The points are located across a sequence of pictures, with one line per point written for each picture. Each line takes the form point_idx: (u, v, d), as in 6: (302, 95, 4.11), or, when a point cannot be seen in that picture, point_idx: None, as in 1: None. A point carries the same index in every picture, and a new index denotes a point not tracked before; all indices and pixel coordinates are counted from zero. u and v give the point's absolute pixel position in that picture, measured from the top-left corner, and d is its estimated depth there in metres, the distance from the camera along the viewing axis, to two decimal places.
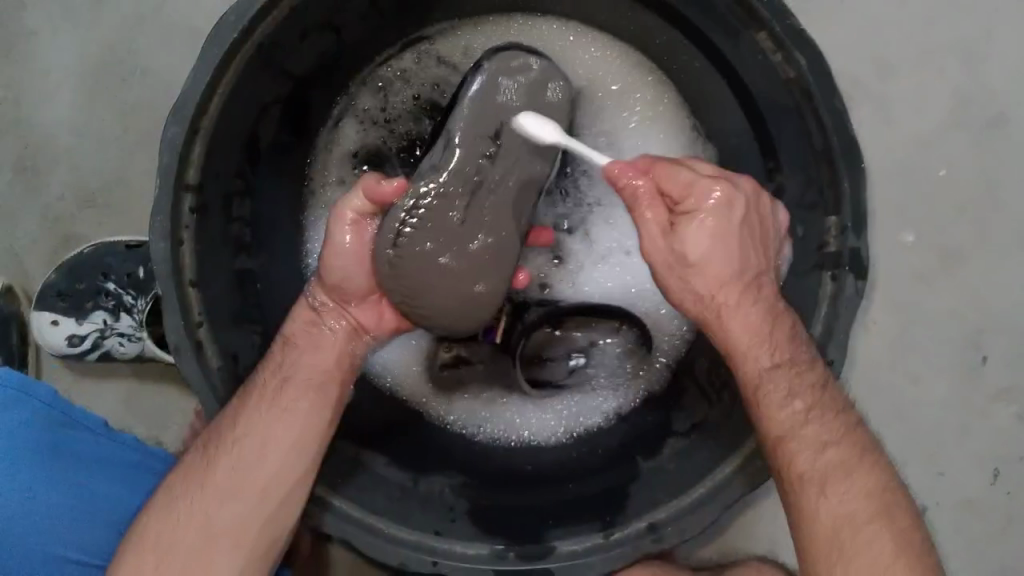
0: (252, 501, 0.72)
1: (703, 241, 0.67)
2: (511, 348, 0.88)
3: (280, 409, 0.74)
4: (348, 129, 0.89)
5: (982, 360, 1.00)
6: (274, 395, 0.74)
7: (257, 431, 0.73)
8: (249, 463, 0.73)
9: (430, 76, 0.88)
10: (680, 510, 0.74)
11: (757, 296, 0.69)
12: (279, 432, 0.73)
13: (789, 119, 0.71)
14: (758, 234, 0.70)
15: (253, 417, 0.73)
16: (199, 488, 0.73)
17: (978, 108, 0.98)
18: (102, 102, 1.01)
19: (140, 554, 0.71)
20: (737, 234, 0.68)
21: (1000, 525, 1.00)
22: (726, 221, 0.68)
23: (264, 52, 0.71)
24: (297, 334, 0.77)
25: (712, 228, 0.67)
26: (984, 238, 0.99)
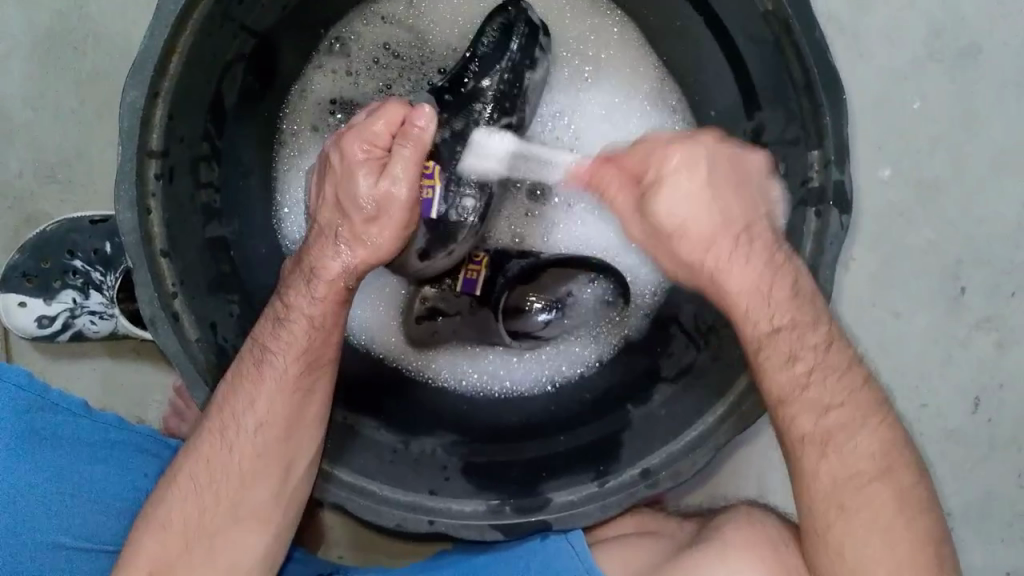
0: (274, 483, 0.72)
1: (687, 203, 0.65)
2: (492, 300, 0.84)
3: (295, 389, 0.71)
4: (320, 80, 0.86)
5: (961, 291, 1.01)
6: (295, 379, 0.71)
7: (279, 415, 0.71)
8: (267, 449, 0.72)
9: (379, 37, 0.86)
10: (672, 456, 0.74)
11: (755, 242, 0.67)
12: (299, 413, 0.72)
13: (768, 54, 0.70)
14: (741, 185, 0.68)
15: (275, 400, 0.71)
16: (221, 474, 0.72)
17: (950, 38, 0.98)
18: (56, 71, 0.97)
19: (166, 538, 0.71)
20: (710, 170, 0.66)
21: (982, 451, 1.02)
22: (716, 175, 0.66)
23: (222, 8, 0.68)
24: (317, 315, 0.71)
25: (695, 192, 0.65)
26: (959, 169, 0.99)
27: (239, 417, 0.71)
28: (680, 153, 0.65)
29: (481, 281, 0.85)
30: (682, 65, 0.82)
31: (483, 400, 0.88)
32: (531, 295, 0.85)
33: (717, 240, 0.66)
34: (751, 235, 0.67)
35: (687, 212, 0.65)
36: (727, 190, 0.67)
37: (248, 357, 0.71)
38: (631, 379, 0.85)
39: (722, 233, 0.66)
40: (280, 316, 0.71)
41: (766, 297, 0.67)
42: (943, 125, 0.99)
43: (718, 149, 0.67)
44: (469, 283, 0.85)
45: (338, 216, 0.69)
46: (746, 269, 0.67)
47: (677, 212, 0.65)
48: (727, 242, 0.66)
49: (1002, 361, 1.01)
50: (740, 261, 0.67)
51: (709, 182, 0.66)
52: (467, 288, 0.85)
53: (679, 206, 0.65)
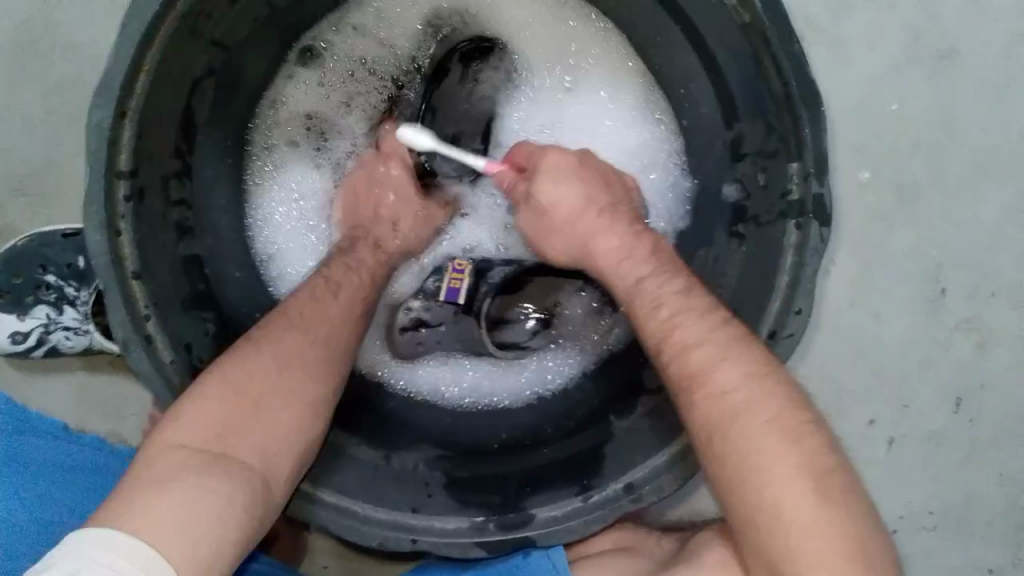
0: (312, 405, 0.70)
1: (563, 191, 0.77)
2: (474, 308, 0.84)
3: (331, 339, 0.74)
4: (295, 92, 0.86)
5: (942, 293, 1.01)
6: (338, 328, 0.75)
7: (319, 343, 0.73)
8: (310, 368, 0.71)
9: (349, 48, 0.86)
10: (654, 471, 0.73)
11: (626, 225, 0.76)
12: (334, 346, 0.74)
13: (744, 65, 0.69)
14: (606, 182, 0.79)
15: (316, 330, 0.73)
16: (257, 410, 0.66)
17: (928, 41, 0.98)
18: (25, 81, 0.95)
19: (205, 444, 0.62)
20: (580, 168, 0.78)
21: (963, 452, 1.02)
22: (579, 173, 0.78)
23: (189, 25, 0.66)
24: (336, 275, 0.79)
25: (571, 178, 0.77)
26: (939, 172, 0.99)
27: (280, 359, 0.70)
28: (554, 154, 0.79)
29: (464, 290, 0.83)
30: (660, 74, 0.82)
31: (468, 414, 0.87)
32: (517, 304, 0.86)
33: (587, 228, 0.77)
34: (617, 212, 0.77)
35: (569, 199, 0.77)
36: (586, 181, 0.78)
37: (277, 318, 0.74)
38: (615, 389, 0.84)
39: (591, 211, 0.77)
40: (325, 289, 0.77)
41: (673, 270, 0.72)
42: (923, 128, 0.99)
43: (591, 159, 0.80)
44: (453, 293, 0.84)
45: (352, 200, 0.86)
46: (612, 237, 0.76)
47: (561, 199, 0.77)
48: (596, 217, 0.77)
49: (983, 363, 1.01)
50: (613, 232, 0.76)
51: (575, 178, 0.78)
52: (451, 297, 0.84)
53: (557, 198, 0.77)
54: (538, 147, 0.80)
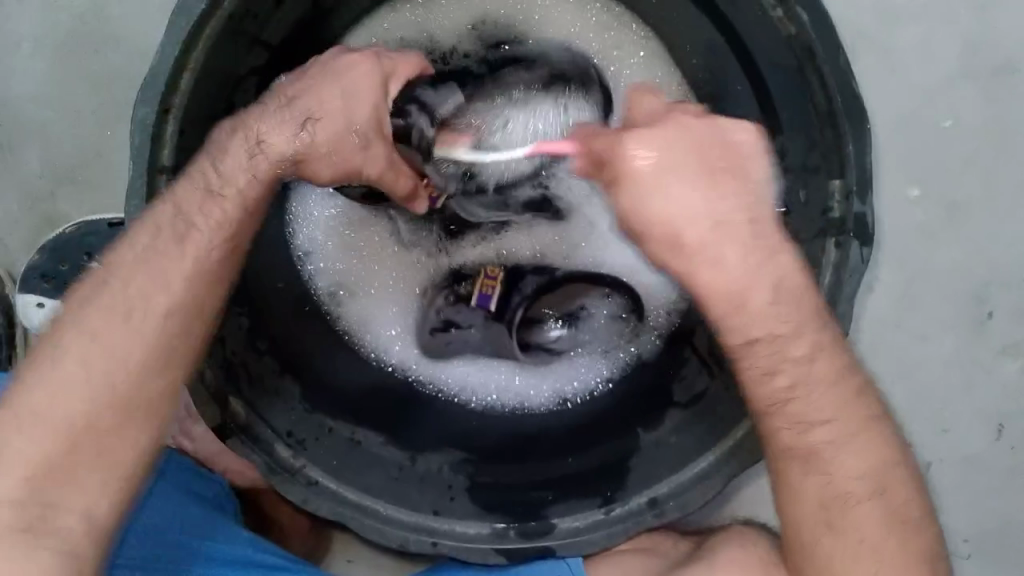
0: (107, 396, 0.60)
1: (673, 201, 0.60)
2: (504, 316, 0.84)
3: (157, 260, 0.63)
4: None
5: (988, 315, 0.98)
6: (190, 250, 0.64)
7: (140, 304, 0.62)
8: (113, 355, 0.61)
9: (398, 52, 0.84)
10: (681, 485, 0.73)
11: (738, 231, 0.61)
12: (122, 323, 0.62)
13: (789, 78, 0.68)
14: (726, 169, 0.61)
15: (151, 280, 0.63)
16: (103, 412, 0.60)
17: (984, 56, 0.95)
18: (77, 73, 0.97)
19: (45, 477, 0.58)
20: (693, 151, 0.61)
21: (1004, 479, 0.99)
22: (693, 168, 0.60)
23: (234, 24, 0.67)
24: (198, 211, 0.64)
25: (683, 181, 0.60)
26: (990, 191, 0.96)
27: (141, 315, 0.62)
28: (614, 139, 0.61)
29: (495, 296, 0.84)
30: (703, 84, 0.80)
31: (494, 416, 0.86)
32: (545, 309, 0.85)
33: (683, 235, 0.61)
34: (739, 227, 0.61)
35: (670, 207, 0.60)
36: (690, 164, 0.60)
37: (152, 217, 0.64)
38: (644, 400, 0.83)
39: (703, 219, 0.60)
40: (179, 229, 0.64)
41: (746, 294, 0.62)
42: (975, 145, 0.96)
43: (698, 131, 0.61)
44: (484, 297, 0.84)
45: (333, 135, 0.64)
46: (733, 261, 0.61)
47: (674, 203, 0.60)
48: (708, 231, 0.61)
49: None
50: (729, 247, 0.61)
51: (692, 169, 0.60)
52: (481, 302, 0.84)
53: (663, 204, 0.60)
54: (611, 141, 0.61)
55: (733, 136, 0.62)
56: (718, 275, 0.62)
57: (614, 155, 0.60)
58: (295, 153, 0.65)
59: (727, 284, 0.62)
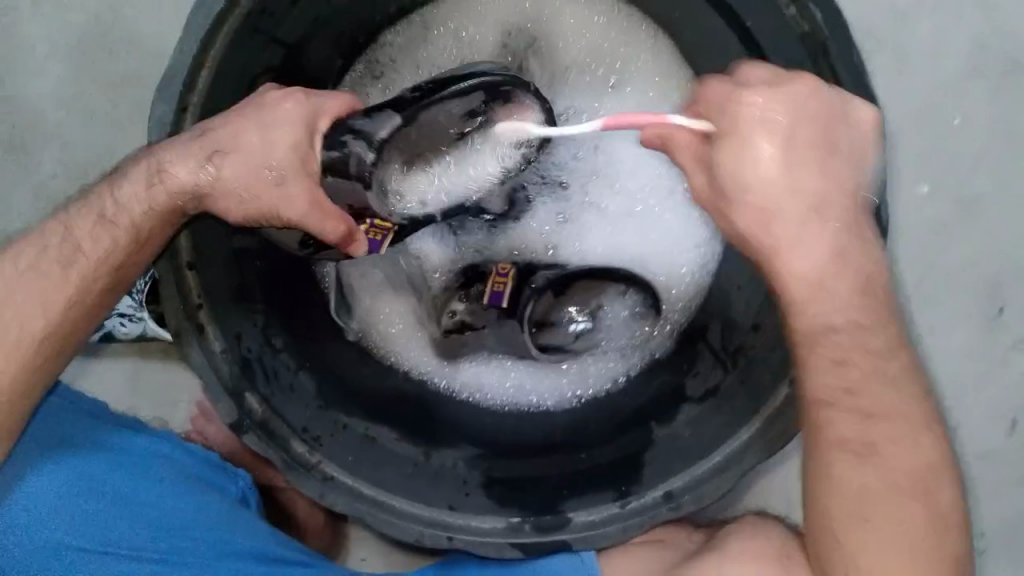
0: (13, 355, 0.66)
1: (770, 173, 0.59)
2: (517, 312, 0.82)
3: (49, 284, 0.67)
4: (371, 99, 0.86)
5: (1000, 310, 0.98)
6: (75, 278, 0.67)
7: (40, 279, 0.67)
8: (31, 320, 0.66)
9: (418, 57, 0.86)
10: (697, 479, 0.73)
11: (829, 214, 0.61)
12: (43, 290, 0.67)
13: (802, 72, 0.68)
14: (821, 151, 0.60)
15: (52, 261, 0.67)
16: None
17: (994, 51, 0.95)
18: (91, 75, 0.98)
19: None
20: (792, 125, 0.59)
21: (1018, 474, 0.99)
22: (796, 138, 0.59)
23: (251, 22, 0.68)
24: (88, 242, 0.67)
25: (780, 153, 0.59)
26: (1001, 186, 0.97)
27: (15, 337, 0.66)
28: (685, 132, 0.62)
29: (507, 293, 0.82)
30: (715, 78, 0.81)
31: (511, 418, 0.86)
32: (561, 304, 0.83)
33: (778, 214, 0.60)
34: (820, 215, 0.61)
35: (770, 181, 0.59)
36: (800, 149, 0.60)
37: (35, 244, 0.68)
38: (657, 394, 0.83)
39: (814, 206, 0.60)
40: (66, 255, 0.68)
41: (831, 292, 0.62)
42: (986, 140, 0.96)
43: (802, 100, 0.60)
44: (496, 296, 0.82)
45: (243, 169, 0.66)
46: (820, 242, 0.61)
47: (770, 174, 0.59)
48: (806, 211, 0.60)
49: None
50: (827, 230, 0.61)
51: (804, 136, 0.60)
52: (494, 300, 0.82)
53: (762, 172, 0.59)
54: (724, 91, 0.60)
55: (856, 115, 0.62)
56: (805, 267, 0.62)
57: (731, 114, 0.59)
58: (203, 186, 0.66)
59: (813, 271, 0.62)
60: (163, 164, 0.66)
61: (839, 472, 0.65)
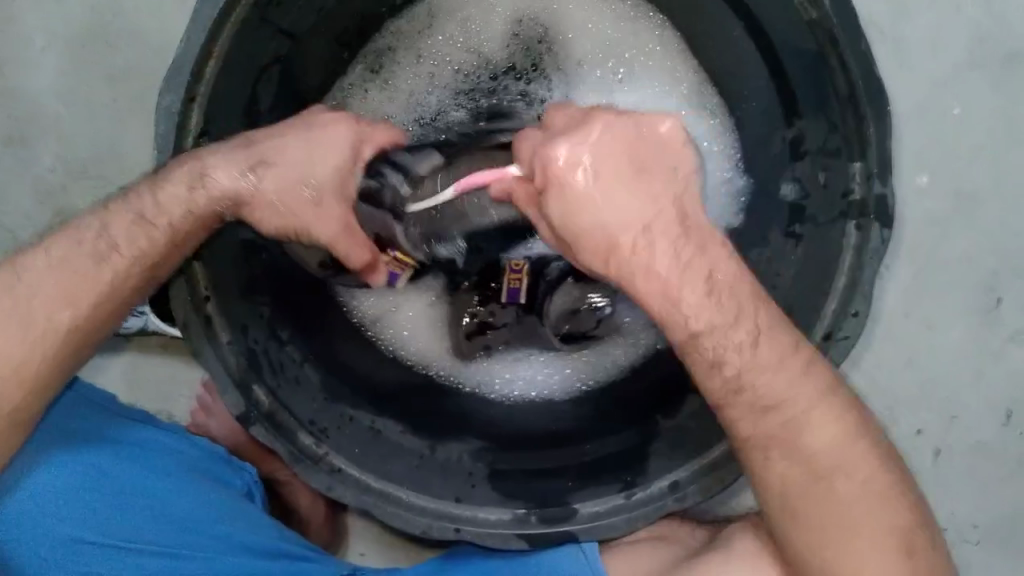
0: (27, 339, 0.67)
1: (612, 213, 0.58)
2: (537, 307, 0.80)
3: (67, 273, 0.68)
4: (377, 93, 0.86)
5: (997, 303, 0.99)
6: (109, 275, 0.69)
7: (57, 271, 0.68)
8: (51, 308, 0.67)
9: (429, 53, 0.86)
10: (702, 470, 0.73)
11: (713, 251, 0.61)
12: (68, 282, 0.68)
13: (810, 65, 0.69)
14: (645, 171, 0.58)
15: (72, 259, 0.68)
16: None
17: (995, 44, 0.95)
18: (90, 66, 0.97)
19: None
20: (626, 161, 0.58)
21: (1013, 467, 1.00)
22: (615, 174, 0.58)
23: (261, 13, 0.68)
24: (122, 241, 0.69)
25: (613, 186, 0.57)
26: (1000, 180, 0.97)
27: (44, 326, 0.67)
28: (651, 139, 0.59)
29: (524, 289, 0.79)
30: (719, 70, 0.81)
31: (516, 409, 0.87)
32: (587, 292, 0.79)
33: (622, 243, 0.58)
34: (686, 233, 0.60)
35: (596, 216, 0.58)
36: (619, 183, 0.58)
37: (68, 238, 0.69)
38: (660, 385, 0.84)
39: (639, 227, 0.58)
40: (100, 251, 0.69)
41: (768, 322, 0.63)
42: (986, 133, 0.97)
43: (660, 137, 0.59)
44: (513, 292, 0.79)
45: (280, 184, 0.69)
46: (659, 267, 0.60)
47: (597, 211, 0.58)
48: (636, 240, 0.59)
49: None
50: (668, 257, 0.59)
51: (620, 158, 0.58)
52: (512, 296, 0.80)
53: (584, 210, 0.57)
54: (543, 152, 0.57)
55: (659, 130, 0.59)
56: (735, 287, 0.62)
57: (539, 159, 0.57)
58: (233, 193, 0.69)
59: (745, 292, 0.62)
60: (207, 165, 0.68)
61: (840, 465, 0.65)
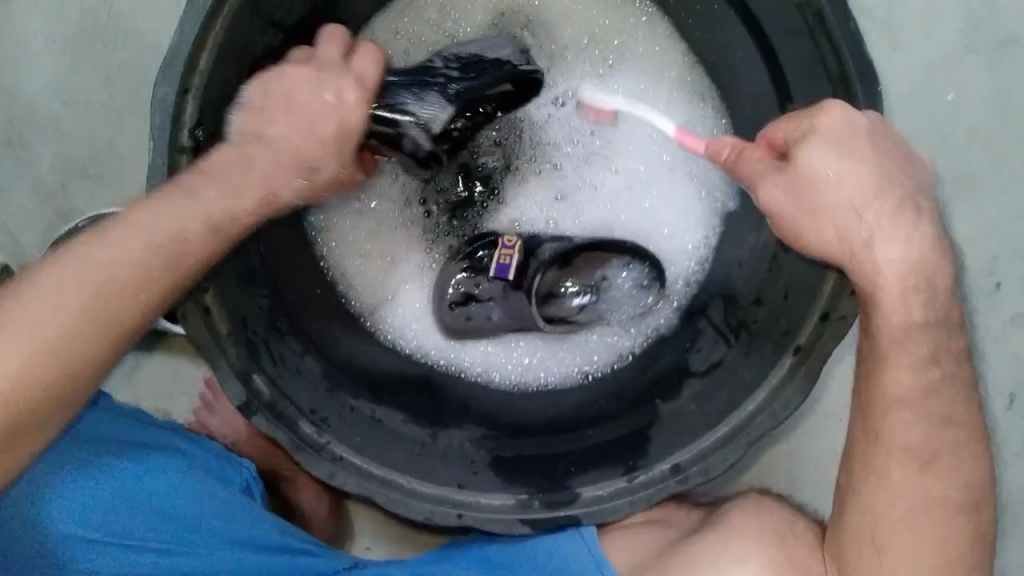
0: (59, 363, 0.60)
1: (834, 166, 0.63)
2: (523, 284, 0.83)
3: (97, 292, 0.62)
4: None
5: (996, 285, 0.99)
6: (145, 299, 0.63)
7: (85, 294, 0.61)
8: (84, 331, 0.61)
9: (408, 36, 0.87)
10: (703, 451, 0.73)
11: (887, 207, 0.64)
12: (95, 300, 0.61)
13: (800, 45, 0.69)
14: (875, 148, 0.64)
15: (101, 279, 0.62)
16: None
17: (986, 28, 0.96)
18: (87, 67, 0.98)
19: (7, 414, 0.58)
20: (854, 136, 0.63)
21: (1016, 449, 1.00)
22: (845, 152, 0.63)
23: (252, 4, 0.68)
24: (168, 263, 0.64)
25: (834, 159, 0.63)
26: (996, 163, 0.97)
27: (59, 342, 0.60)
28: (831, 118, 0.63)
29: (513, 265, 0.83)
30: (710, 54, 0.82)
31: (517, 395, 0.88)
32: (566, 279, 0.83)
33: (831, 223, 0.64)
34: (903, 207, 0.64)
35: (838, 181, 0.63)
36: (863, 148, 0.63)
37: (84, 253, 0.63)
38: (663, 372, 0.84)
39: (876, 198, 0.63)
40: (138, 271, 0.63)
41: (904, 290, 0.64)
42: (980, 117, 0.97)
43: (839, 121, 0.63)
44: (502, 268, 0.83)
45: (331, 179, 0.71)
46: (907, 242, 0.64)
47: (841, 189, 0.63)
48: (885, 207, 0.64)
49: None
50: (903, 230, 0.64)
51: (867, 153, 0.64)
52: (500, 272, 0.83)
53: (827, 171, 0.63)
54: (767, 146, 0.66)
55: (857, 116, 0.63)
56: (891, 278, 0.64)
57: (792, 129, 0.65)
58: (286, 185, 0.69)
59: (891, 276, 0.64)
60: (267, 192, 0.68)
61: None
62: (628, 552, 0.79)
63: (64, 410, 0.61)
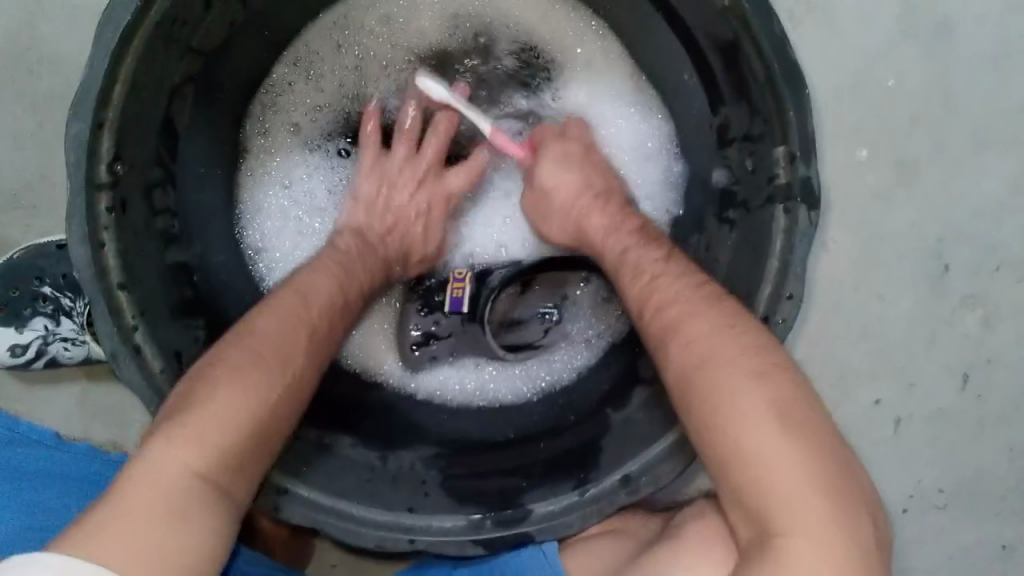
0: (249, 447, 0.60)
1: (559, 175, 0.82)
2: (478, 315, 0.88)
3: (263, 377, 0.63)
4: (301, 89, 0.90)
5: (944, 268, 0.99)
6: (292, 377, 0.65)
7: (254, 379, 0.62)
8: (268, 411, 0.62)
9: (351, 49, 0.90)
10: (650, 460, 0.72)
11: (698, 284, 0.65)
12: (271, 382, 0.63)
13: (726, 49, 0.69)
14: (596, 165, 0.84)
15: (249, 368, 0.63)
16: (199, 492, 0.56)
17: (920, 14, 0.96)
18: (10, 95, 0.95)
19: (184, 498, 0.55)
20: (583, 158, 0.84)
21: (971, 429, 1.01)
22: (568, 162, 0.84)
23: (166, 31, 0.67)
24: (284, 348, 0.67)
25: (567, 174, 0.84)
26: (938, 148, 0.98)
27: (247, 422, 0.60)
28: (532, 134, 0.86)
29: (466, 297, 0.88)
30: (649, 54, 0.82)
31: (470, 413, 0.88)
32: (521, 307, 0.90)
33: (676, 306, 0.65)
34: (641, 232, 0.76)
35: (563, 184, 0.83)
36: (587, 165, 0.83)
37: (193, 373, 0.63)
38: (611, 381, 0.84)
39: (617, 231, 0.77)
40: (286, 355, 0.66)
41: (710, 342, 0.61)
42: (919, 102, 0.97)
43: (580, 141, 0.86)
44: (456, 300, 0.88)
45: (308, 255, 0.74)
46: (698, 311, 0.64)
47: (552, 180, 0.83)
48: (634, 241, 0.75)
49: (988, 339, 1.00)
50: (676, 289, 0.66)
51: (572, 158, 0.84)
52: (455, 305, 0.88)
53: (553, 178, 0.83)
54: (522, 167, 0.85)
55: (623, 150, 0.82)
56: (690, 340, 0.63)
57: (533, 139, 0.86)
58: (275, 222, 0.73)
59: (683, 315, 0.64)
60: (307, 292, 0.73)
61: None
62: (586, 563, 0.79)
63: (242, 484, 0.60)
